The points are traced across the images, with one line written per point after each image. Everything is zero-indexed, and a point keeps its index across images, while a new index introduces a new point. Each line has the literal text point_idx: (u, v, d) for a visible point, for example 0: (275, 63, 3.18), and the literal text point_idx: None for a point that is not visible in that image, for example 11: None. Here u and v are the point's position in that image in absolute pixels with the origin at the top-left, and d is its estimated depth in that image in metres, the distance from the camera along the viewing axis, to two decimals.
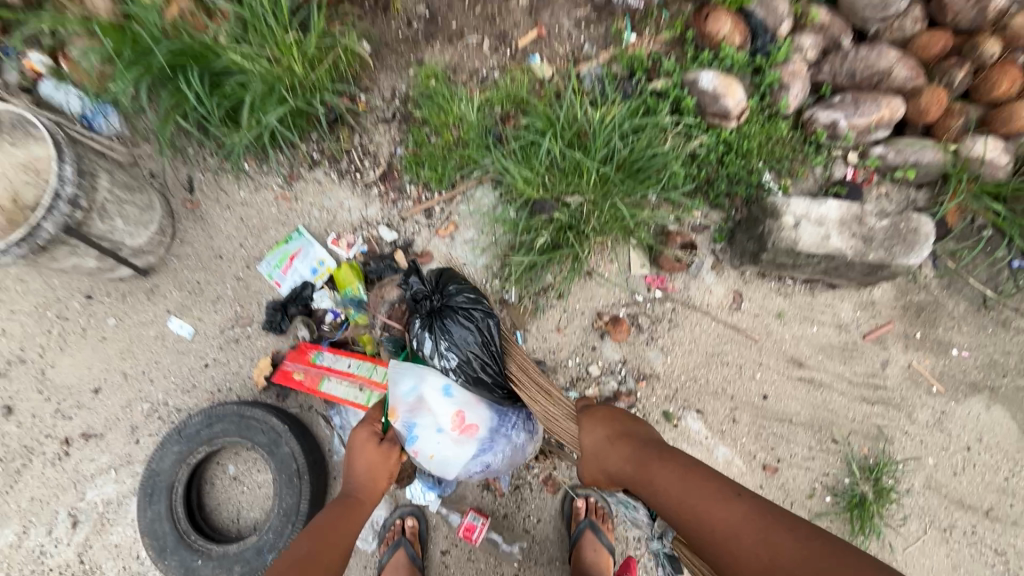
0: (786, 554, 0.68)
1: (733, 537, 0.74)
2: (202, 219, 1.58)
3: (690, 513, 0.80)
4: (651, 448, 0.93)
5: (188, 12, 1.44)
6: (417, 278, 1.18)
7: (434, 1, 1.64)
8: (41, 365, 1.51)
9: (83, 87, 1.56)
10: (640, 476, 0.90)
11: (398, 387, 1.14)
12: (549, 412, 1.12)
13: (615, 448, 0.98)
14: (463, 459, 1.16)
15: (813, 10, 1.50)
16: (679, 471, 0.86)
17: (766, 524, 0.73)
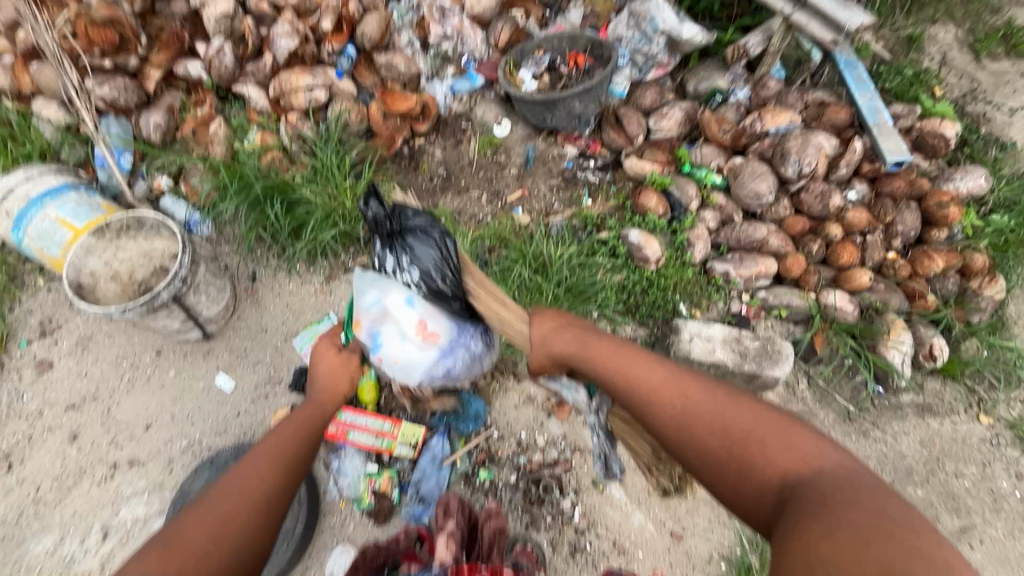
0: (694, 397, 1.06)
1: (657, 386, 1.10)
2: (257, 301, 2.09)
3: (630, 377, 1.15)
4: (593, 334, 1.29)
5: (278, 160, 2.27)
6: (376, 202, 1.43)
7: (450, 166, 2.40)
8: (108, 403, 1.91)
9: (195, 203, 2.21)
10: (591, 359, 1.25)
11: (366, 301, 1.51)
12: (507, 318, 1.48)
13: (564, 336, 1.36)
14: (425, 360, 1.54)
15: (712, 196, 2.17)
16: (628, 353, 1.21)
17: (683, 381, 1.10)
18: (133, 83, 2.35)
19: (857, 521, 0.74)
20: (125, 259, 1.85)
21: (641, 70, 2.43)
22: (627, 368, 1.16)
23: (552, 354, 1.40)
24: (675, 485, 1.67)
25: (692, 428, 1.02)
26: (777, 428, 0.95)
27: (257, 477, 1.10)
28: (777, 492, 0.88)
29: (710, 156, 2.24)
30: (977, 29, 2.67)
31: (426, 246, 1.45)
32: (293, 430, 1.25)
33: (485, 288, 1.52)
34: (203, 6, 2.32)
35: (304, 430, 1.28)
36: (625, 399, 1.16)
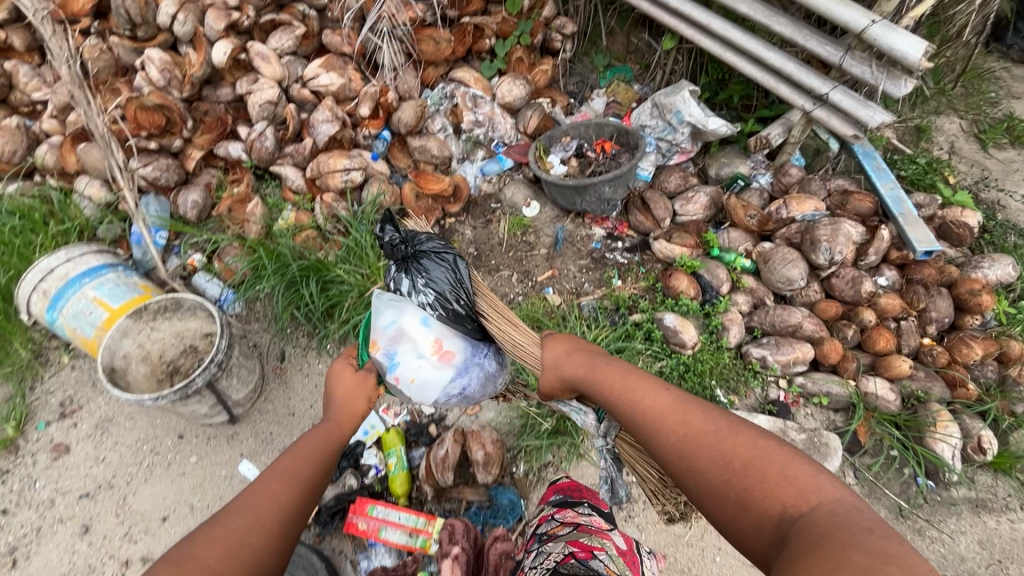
0: (697, 427, 0.99)
1: (659, 412, 1.04)
2: (285, 382, 2.05)
3: (630, 400, 1.09)
4: (601, 358, 1.19)
5: (311, 239, 2.31)
6: (392, 229, 1.48)
7: (480, 245, 2.43)
8: (125, 491, 1.82)
9: (227, 281, 2.22)
10: (595, 380, 1.17)
11: (381, 321, 1.30)
12: (516, 340, 1.35)
13: (574, 360, 1.24)
14: (441, 383, 1.30)
15: (743, 279, 2.19)
16: (625, 375, 1.13)
17: (687, 408, 1.03)
18: (174, 162, 2.42)
19: (851, 562, 0.69)
20: (157, 339, 1.84)
21: (664, 156, 2.54)
22: (630, 391, 1.10)
23: (563, 378, 1.27)
24: (682, 513, 1.49)
25: (689, 452, 0.97)
26: (780, 460, 0.88)
27: (273, 499, 0.99)
28: (777, 527, 0.83)
29: (737, 240, 2.29)
30: (979, 121, 2.82)
31: (440, 269, 1.40)
32: (318, 448, 1.12)
33: (492, 307, 1.43)
34: (248, 93, 2.44)
35: (319, 449, 1.11)
36: (627, 424, 1.09)
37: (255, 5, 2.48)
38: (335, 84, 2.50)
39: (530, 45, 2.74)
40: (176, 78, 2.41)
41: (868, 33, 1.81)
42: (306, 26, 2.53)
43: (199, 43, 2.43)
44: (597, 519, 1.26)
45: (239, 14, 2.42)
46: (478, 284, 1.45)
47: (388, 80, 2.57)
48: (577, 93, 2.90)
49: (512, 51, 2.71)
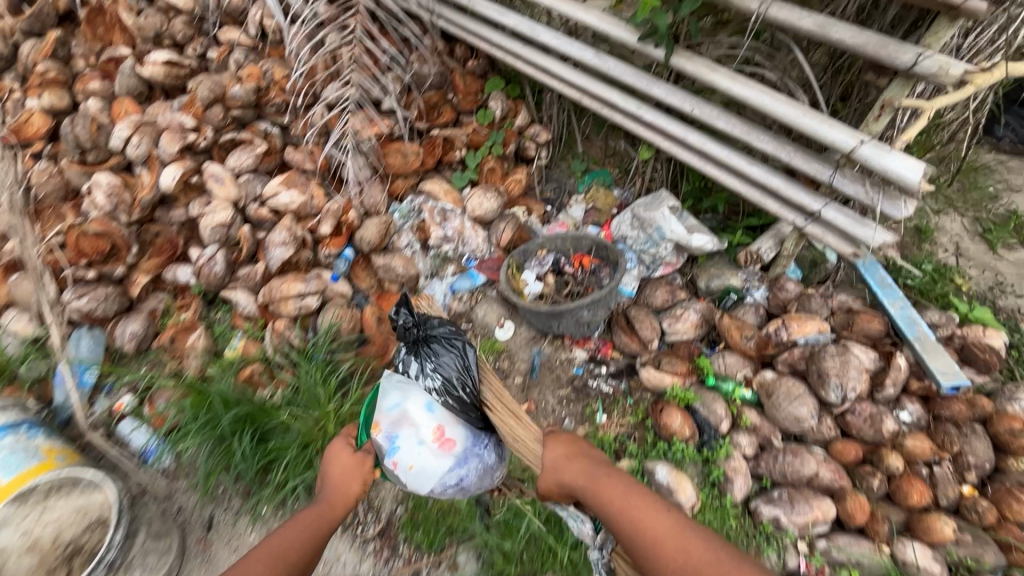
0: (703, 559, 0.96)
1: (663, 539, 1.00)
2: (208, 559, 1.73)
3: (633, 521, 1.03)
4: (604, 469, 1.12)
5: (256, 374, 2.06)
6: (406, 311, 1.25)
7: None
8: None
9: (155, 428, 1.94)
10: (598, 494, 1.09)
11: (385, 402, 1.21)
12: (520, 437, 1.17)
13: (573, 467, 1.15)
14: (440, 475, 1.20)
15: (744, 414, 1.92)
16: (626, 491, 1.07)
17: (691, 535, 1.00)
18: (115, 290, 2.22)
19: None
20: (51, 519, 1.49)
21: (649, 268, 2.34)
22: (636, 511, 1.04)
23: (559, 484, 1.16)
24: None
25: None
26: None
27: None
28: None
29: (734, 366, 2.03)
30: (982, 218, 2.65)
31: (449, 350, 1.23)
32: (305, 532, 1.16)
33: (498, 397, 1.22)
34: (200, 216, 2.29)
35: (307, 534, 1.15)
36: (623, 543, 1.03)
37: (214, 125, 2.39)
38: (295, 202, 2.36)
39: (502, 155, 2.66)
40: (125, 202, 2.26)
41: (857, 153, 1.66)
42: (267, 143, 2.44)
43: (152, 165, 2.32)
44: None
45: (196, 136, 2.33)
46: (485, 370, 1.24)
47: (352, 195, 2.43)
48: (554, 199, 2.75)
49: (483, 161, 2.63)
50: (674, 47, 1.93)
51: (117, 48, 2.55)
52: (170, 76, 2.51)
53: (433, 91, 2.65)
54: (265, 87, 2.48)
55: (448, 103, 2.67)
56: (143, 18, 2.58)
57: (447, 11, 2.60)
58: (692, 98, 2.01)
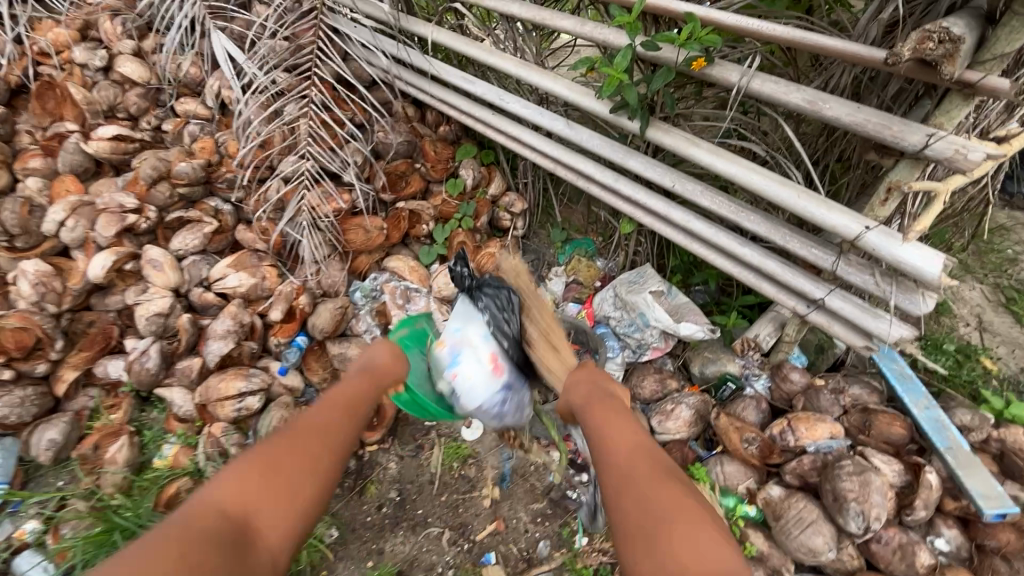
0: (653, 476, 0.90)
1: (620, 447, 0.98)
2: None
3: (602, 429, 1.04)
4: (604, 393, 1.17)
5: (182, 492, 1.80)
6: (464, 267, 1.73)
7: (406, 486, 1.89)
8: None
9: (54, 564, 1.65)
10: (586, 407, 1.14)
11: (451, 327, 1.55)
12: (552, 362, 1.49)
13: (581, 386, 1.23)
14: (487, 394, 1.49)
15: (748, 540, 1.63)
16: (620, 416, 1.07)
17: (649, 454, 0.95)
18: (36, 391, 1.98)
19: None
20: None
21: (635, 351, 2.07)
22: (609, 426, 1.04)
23: (568, 405, 1.25)
24: None
25: (628, 500, 0.87)
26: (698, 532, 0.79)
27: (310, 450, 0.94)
28: None
29: (735, 476, 1.76)
30: (1003, 285, 2.38)
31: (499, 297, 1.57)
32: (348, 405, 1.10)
33: (541, 327, 1.55)
34: (137, 304, 2.08)
35: (351, 408, 1.10)
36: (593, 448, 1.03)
37: (159, 204, 2.20)
38: (244, 285, 2.15)
39: (473, 228, 2.46)
40: (53, 291, 2.05)
41: (863, 240, 1.43)
42: (217, 222, 2.24)
43: (88, 249, 2.13)
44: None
45: (136, 217, 2.13)
46: (533, 306, 1.59)
47: (307, 277, 2.23)
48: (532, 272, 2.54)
49: (452, 235, 2.44)
50: (649, 118, 1.74)
51: (64, 122, 2.40)
52: (117, 151, 2.34)
53: (400, 159, 2.42)
54: (216, 162, 2.31)
55: (416, 171, 2.46)
56: (94, 91, 2.44)
57: (406, 74, 2.40)
58: (672, 172, 1.82)
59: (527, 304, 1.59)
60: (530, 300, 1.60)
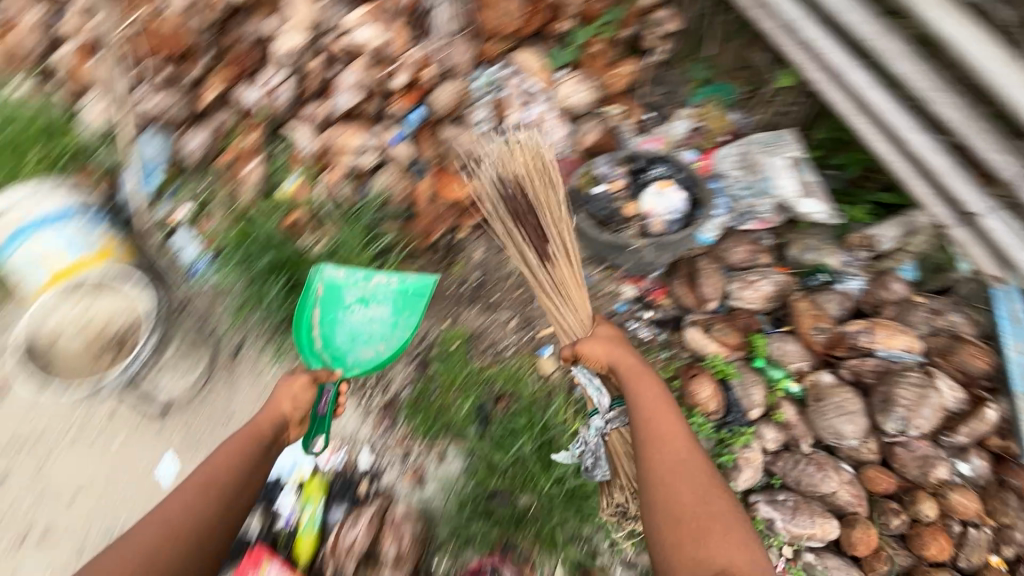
0: (698, 471, 1.28)
1: (674, 438, 1.33)
2: (231, 382, 1.85)
3: (653, 416, 1.37)
4: (641, 370, 1.46)
5: (298, 222, 2.02)
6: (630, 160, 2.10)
7: (487, 272, 2.08)
8: (40, 460, 1.72)
9: (207, 247, 2.04)
10: (637, 384, 1.43)
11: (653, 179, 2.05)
12: (571, 283, 1.68)
13: (617, 352, 1.50)
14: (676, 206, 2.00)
15: (780, 408, 1.77)
16: (667, 412, 1.37)
17: (692, 450, 1.32)
18: (184, 97, 2.11)
19: None
20: (99, 310, 1.71)
21: (738, 219, 2.03)
22: (661, 414, 1.36)
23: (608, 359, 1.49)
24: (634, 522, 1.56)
25: (683, 488, 1.25)
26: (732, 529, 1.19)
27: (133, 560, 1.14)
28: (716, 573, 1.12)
29: (791, 355, 1.83)
30: None
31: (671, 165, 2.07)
32: (203, 487, 1.25)
33: (562, 237, 1.71)
34: (273, 34, 2.09)
35: (239, 450, 1.31)
36: (644, 440, 1.34)
37: None
38: (375, 40, 2.05)
39: (613, 38, 2.23)
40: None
41: None
42: None
43: None
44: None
45: None
46: (557, 214, 1.71)
47: (435, 47, 2.12)
48: (660, 106, 2.34)
49: (589, 41, 2.22)
50: None
51: None
52: None
53: None
54: None
55: None
56: None
57: None
58: (880, 22, 1.55)
59: (553, 216, 1.70)
60: (558, 207, 1.72)
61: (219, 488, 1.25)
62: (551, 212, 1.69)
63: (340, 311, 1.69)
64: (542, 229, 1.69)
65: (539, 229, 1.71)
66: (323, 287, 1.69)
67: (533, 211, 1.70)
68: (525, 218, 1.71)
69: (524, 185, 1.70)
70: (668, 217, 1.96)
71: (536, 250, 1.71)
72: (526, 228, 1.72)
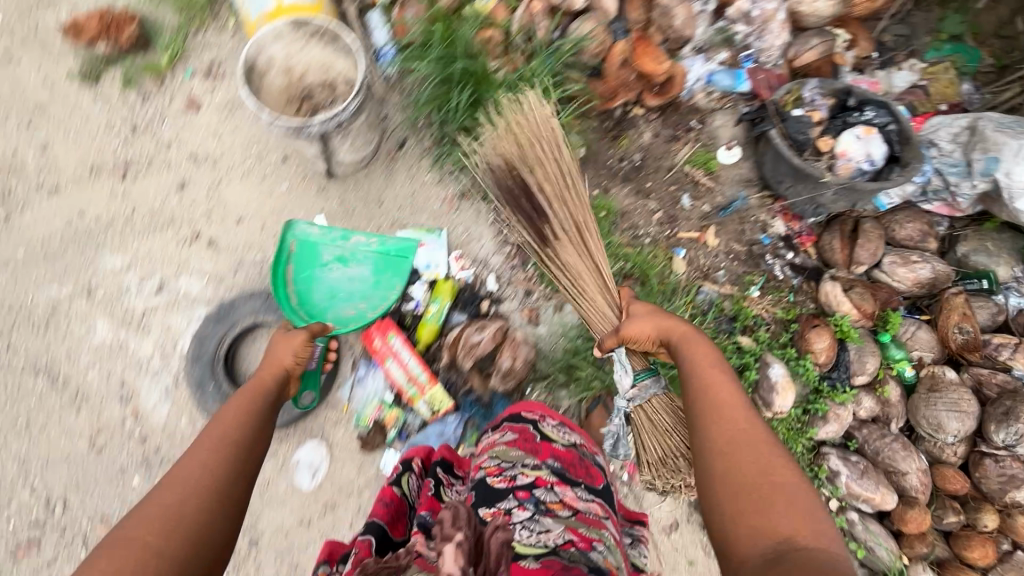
0: (759, 439, 1.09)
1: (729, 406, 1.15)
2: (390, 171, 1.96)
3: (704, 384, 1.21)
4: (686, 334, 1.31)
5: (491, 40, 1.89)
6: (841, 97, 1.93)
7: (649, 158, 2.05)
8: (219, 178, 1.91)
9: (396, 34, 1.99)
10: (686, 350, 1.28)
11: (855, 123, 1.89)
12: (584, 265, 1.57)
13: (661, 321, 1.36)
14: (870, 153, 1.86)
15: (888, 385, 1.79)
16: (720, 379, 1.20)
17: (751, 419, 1.13)
18: None
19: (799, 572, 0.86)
20: (304, 59, 1.77)
21: (924, 195, 1.93)
22: (713, 380, 1.20)
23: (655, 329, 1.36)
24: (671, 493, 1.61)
25: (740, 456, 1.07)
26: (803, 500, 0.98)
27: (149, 550, 0.84)
28: (779, 541, 0.92)
29: (919, 342, 1.81)
30: None
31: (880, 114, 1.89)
32: (211, 453, 1.02)
33: (562, 216, 1.60)
34: None
35: (247, 405, 1.15)
36: (693, 412, 1.19)
37: None
38: None
39: None
40: None
41: None
42: None
43: None
44: (595, 505, 1.15)
45: None
46: (563, 183, 1.61)
47: None
48: (890, 47, 2.13)
49: None
50: None
51: None
52: None
53: None
54: None
55: None
56: None
57: None
58: None
59: (558, 188, 1.60)
60: (558, 180, 1.61)
61: (228, 443, 1.04)
62: (552, 187, 1.60)
63: (316, 268, 1.75)
64: (543, 207, 1.60)
65: (540, 207, 1.62)
66: (298, 244, 1.76)
67: (533, 189, 1.62)
68: (520, 200, 1.65)
69: (518, 163, 1.63)
70: (862, 164, 1.84)
71: (536, 235, 1.64)
72: (521, 211, 1.65)
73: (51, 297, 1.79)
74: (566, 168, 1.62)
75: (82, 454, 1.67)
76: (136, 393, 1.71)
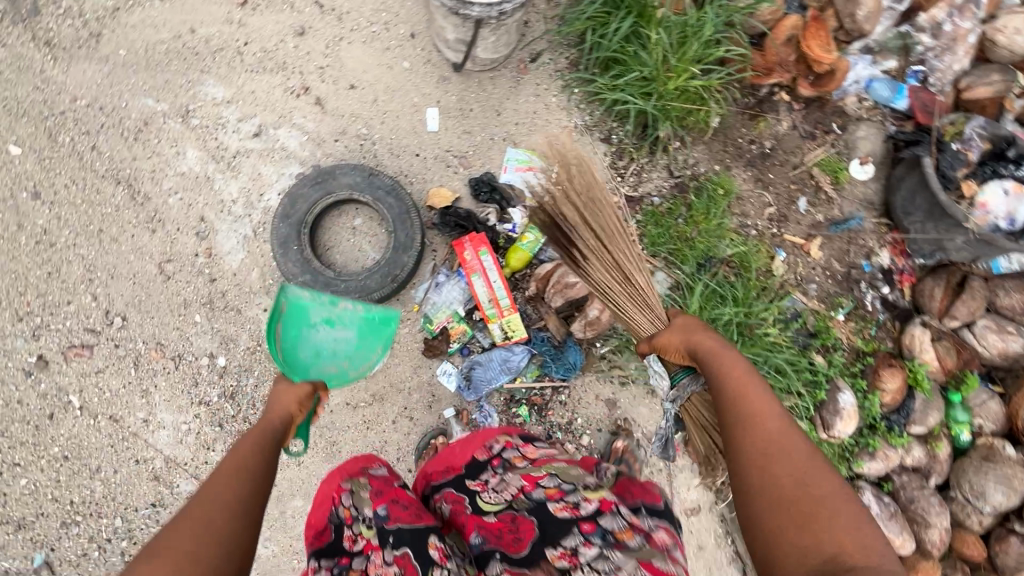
0: (797, 454, 0.94)
1: (763, 418, 0.98)
2: (517, 80, 1.84)
3: (735, 394, 1.02)
4: (713, 340, 1.10)
5: None
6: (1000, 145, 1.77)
7: (779, 148, 1.93)
8: (342, 35, 1.78)
9: None
10: (714, 352, 1.08)
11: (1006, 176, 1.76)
12: (617, 287, 1.38)
13: (690, 327, 1.16)
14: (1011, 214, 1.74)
15: (940, 441, 1.79)
16: (753, 387, 1.02)
17: (788, 432, 0.96)
18: None
19: None
20: None
21: None
22: (746, 388, 1.01)
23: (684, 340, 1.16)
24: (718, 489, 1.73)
25: (780, 477, 0.92)
26: (852, 525, 0.85)
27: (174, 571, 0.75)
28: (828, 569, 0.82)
29: (986, 412, 1.80)
30: None
31: None
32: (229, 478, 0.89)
33: (588, 233, 1.41)
34: None
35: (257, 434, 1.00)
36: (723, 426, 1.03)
37: None
38: None
39: None
40: None
41: None
42: None
43: None
44: (662, 531, 0.97)
45: None
46: (593, 199, 1.41)
47: None
48: None
49: None
50: None
51: None
52: None
53: None
54: None
55: None
56: None
57: None
58: None
59: (585, 206, 1.41)
60: (581, 191, 1.42)
61: (239, 464, 0.91)
62: (576, 206, 1.41)
63: (301, 332, 1.34)
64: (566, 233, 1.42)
65: (567, 234, 1.43)
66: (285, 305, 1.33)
67: (556, 211, 1.43)
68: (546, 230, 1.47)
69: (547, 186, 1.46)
70: (999, 220, 1.72)
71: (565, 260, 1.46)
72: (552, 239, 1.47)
73: (147, 109, 1.70)
74: (593, 183, 1.41)
75: (150, 276, 1.64)
76: (213, 232, 1.66)
